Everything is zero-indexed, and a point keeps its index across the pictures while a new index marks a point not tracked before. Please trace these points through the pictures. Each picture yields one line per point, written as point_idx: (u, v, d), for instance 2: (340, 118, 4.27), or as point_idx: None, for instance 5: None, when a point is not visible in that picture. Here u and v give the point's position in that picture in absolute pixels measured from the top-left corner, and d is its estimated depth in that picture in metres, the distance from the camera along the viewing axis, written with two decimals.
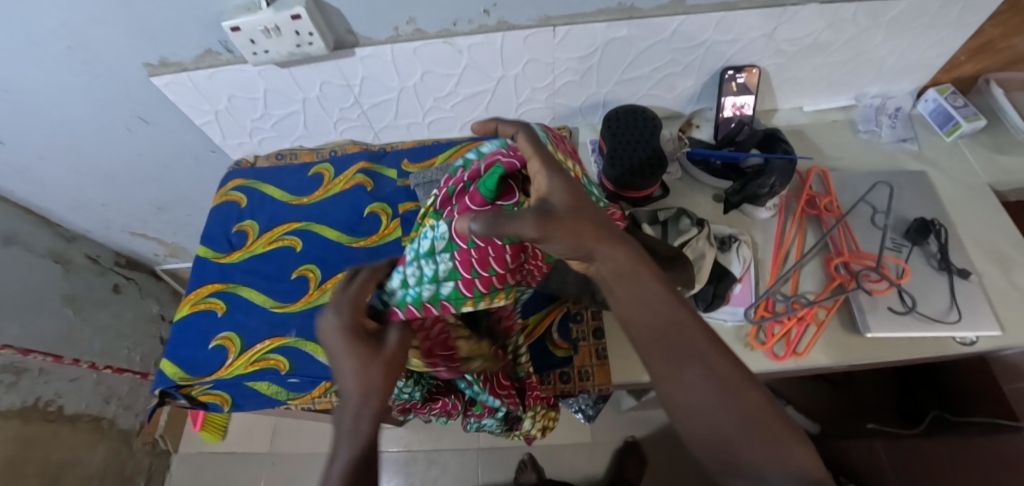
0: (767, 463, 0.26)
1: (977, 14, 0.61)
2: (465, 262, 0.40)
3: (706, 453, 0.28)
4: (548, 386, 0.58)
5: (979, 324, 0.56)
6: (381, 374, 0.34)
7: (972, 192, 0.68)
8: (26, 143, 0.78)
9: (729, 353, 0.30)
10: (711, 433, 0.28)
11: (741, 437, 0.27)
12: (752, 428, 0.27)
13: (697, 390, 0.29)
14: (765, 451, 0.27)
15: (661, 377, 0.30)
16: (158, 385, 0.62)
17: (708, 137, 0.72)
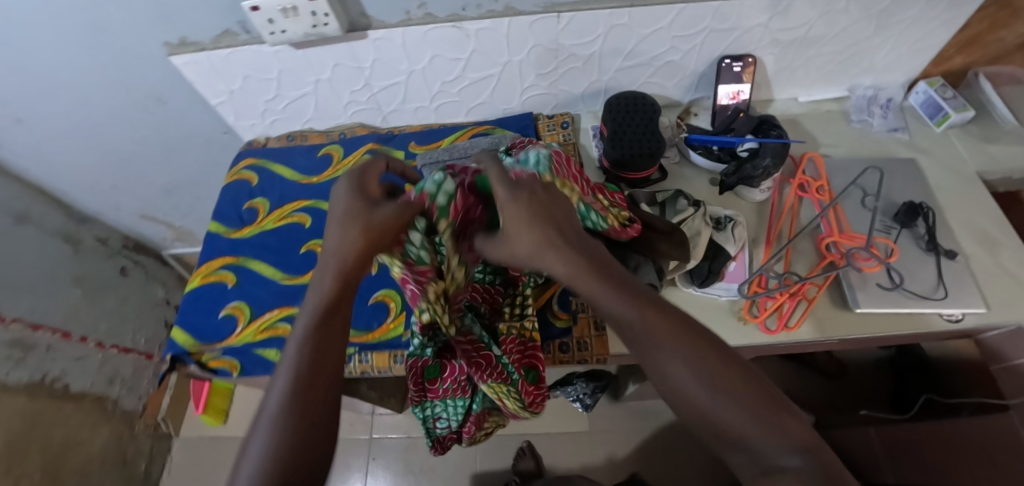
0: (754, 431, 0.28)
1: (964, 7, 0.63)
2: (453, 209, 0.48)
3: (705, 432, 0.30)
4: (548, 355, 0.60)
5: (963, 300, 0.59)
6: (360, 241, 0.39)
7: (961, 179, 0.70)
8: (44, 121, 0.81)
9: (700, 334, 0.32)
10: (695, 408, 0.30)
11: (727, 410, 0.29)
12: (736, 398, 0.29)
13: (678, 372, 0.31)
14: (752, 418, 0.28)
15: (646, 365, 0.33)
16: (169, 350, 0.63)
17: (706, 124, 0.75)
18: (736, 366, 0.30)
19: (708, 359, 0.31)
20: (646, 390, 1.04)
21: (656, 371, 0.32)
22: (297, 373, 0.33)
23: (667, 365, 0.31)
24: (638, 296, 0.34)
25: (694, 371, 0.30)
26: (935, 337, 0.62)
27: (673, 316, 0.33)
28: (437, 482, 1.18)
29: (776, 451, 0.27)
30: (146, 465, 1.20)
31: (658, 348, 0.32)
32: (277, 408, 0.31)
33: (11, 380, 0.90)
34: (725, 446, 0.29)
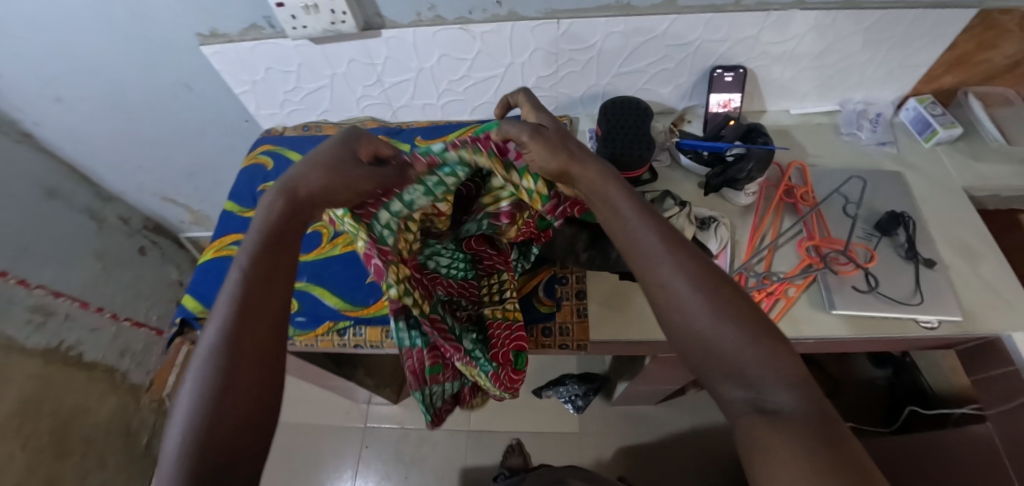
0: (754, 368, 0.32)
1: (948, 27, 0.66)
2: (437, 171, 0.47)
3: (694, 353, 0.34)
4: (531, 338, 0.62)
5: (939, 308, 0.60)
6: (316, 190, 0.43)
7: (945, 192, 0.72)
8: (81, 102, 0.87)
9: (707, 268, 0.36)
10: (690, 332, 0.34)
11: (735, 346, 0.32)
12: (727, 326, 0.33)
13: (682, 298, 0.35)
14: (757, 356, 0.32)
15: (654, 297, 0.37)
16: (180, 314, 0.68)
17: (698, 131, 0.77)
18: (751, 313, 0.34)
19: (717, 296, 0.34)
20: (635, 392, 1.05)
21: (674, 308, 0.35)
22: (239, 297, 0.37)
23: (687, 301, 0.35)
24: (677, 240, 0.38)
25: (711, 311, 0.34)
26: (914, 343, 0.63)
27: (701, 261, 0.36)
28: (426, 473, 1.20)
29: (772, 387, 0.31)
30: (148, 439, 1.24)
31: (683, 286, 0.35)
32: (219, 329, 0.35)
33: (29, 343, 0.96)
34: (712, 366, 0.33)
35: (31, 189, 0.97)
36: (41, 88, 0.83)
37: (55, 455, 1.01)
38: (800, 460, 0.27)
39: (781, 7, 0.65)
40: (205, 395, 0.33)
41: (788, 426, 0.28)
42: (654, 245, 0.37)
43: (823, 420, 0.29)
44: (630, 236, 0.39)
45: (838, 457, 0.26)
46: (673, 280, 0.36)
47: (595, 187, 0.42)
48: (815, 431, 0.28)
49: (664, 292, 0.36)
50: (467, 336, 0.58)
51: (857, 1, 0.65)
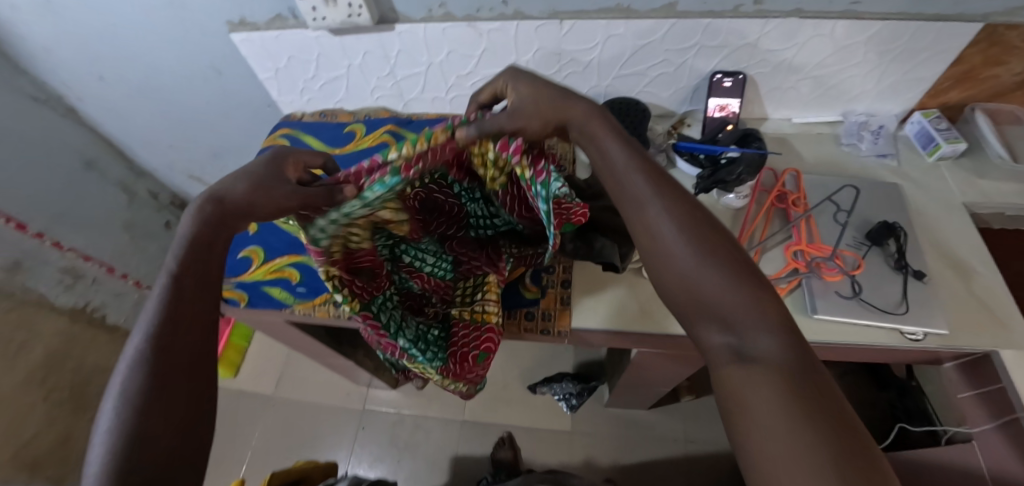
0: (738, 316, 0.34)
1: (952, 41, 0.66)
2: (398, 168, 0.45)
3: (679, 296, 0.37)
4: (514, 321, 0.65)
5: (924, 320, 0.60)
6: (240, 199, 0.48)
7: (942, 207, 0.71)
8: (121, 83, 0.95)
9: (696, 213, 0.39)
10: (677, 275, 0.37)
11: (723, 297, 0.35)
12: (713, 269, 0.36)
13: (672, 241, 0.38)
14: (742, 304, 0.34)
15: (646, 241, 0.40)
16: None
17: (696, 134, 0.80)
18: (741, 265, 0.36)
19: (704, 239, 0.37)
20: (627, 392, 1.06)
21: (666, 259, 0.38)
22: (168, 297, 0.43)
23: (680, 254, 0.37)
24: (674, 194, 0.40)
25: (700, 264, 0.36)
26: (898, 353, 0.63)
27: (695, 214, 0.39)
28: (418, 460, 1.22)
29: (754, 335, 0.33)
30: None
31: (677, 237, 0.38)
32: (143, 333, 0.40)
33: (59, 301, 1.09)
34: (695, 306, 0.36)
35: (72, 160, 1.06)
36: (86, 67, 0.91)
37: (74, 409, 1.13)
38: (774, 401, 0.29)
39: (780, 15, 0.66)
40: (128, 381, 0.38)
41: (767, 371, 0.31)
42: (649, 199, 0.40)
43: (794, 356, 0.32)
44: (626, 190, 0.42)
45: (807, 399, 0.29)
46: (667, 235, 0.38)
47: (586, 129, 0.45)
48: (789, 375, 0.30)
49: (658, 246, 0.39)
50: (405, 333, 0.58)
51: (857, 12, 0.65)
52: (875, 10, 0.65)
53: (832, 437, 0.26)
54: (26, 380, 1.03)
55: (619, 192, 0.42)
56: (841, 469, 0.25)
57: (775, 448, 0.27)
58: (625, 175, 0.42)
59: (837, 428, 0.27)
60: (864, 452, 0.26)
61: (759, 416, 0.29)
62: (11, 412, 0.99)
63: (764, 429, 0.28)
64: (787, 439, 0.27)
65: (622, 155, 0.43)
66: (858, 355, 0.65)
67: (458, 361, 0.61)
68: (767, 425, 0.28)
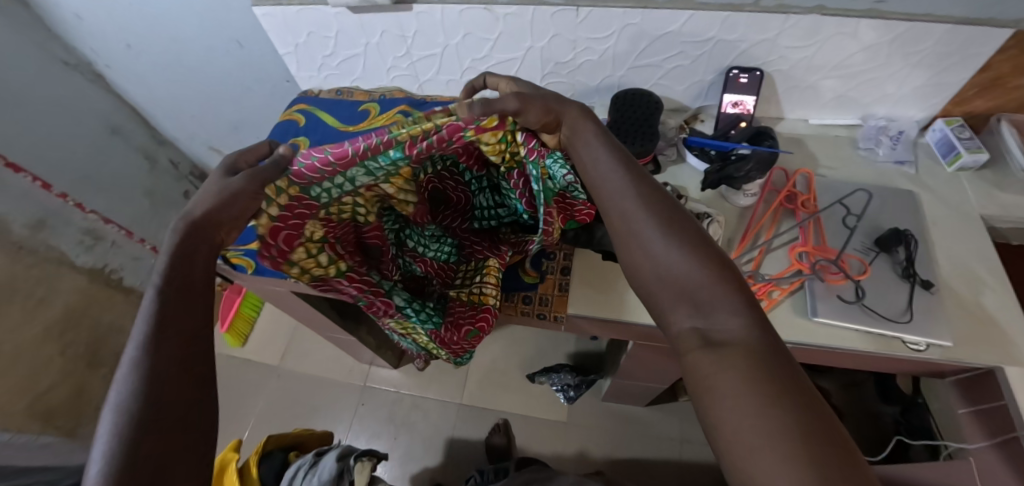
0: (709, 299, 0.34)
1: (981, 47, 0.64)
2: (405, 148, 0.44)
3: (653, 284, 0.37)
4: (511, 304, 0.66)
5: (928, 330, 0.59)
6: (205, 207, 0.42)
7: (958, 218, 0.70)
8: (146, 52, 0.98)
9: (666, 204, 0.40)
10: (651, 264, 0.38)
11: (693, 282, 0.35)
12: (684, 257, 0.36)
13: (645, 230, 0.39)
14: (712, 290, 0.34)
15: (622, 231, 0.40)
16: None
17: (708, 130, 0.79)
18: (710, 249, 0.37)
19: (674, 228, 0.38)
20: (625, 386, 1.06)
21: (640, 246, 0.39)
22: (157, 318, 0.37)
23: (654, 239, 0.38)
24: (648, 186, 0.41)
25: (671, 248, 0.37)
26: (898, 363, 0.62)
27: (665, 203, 0.40)
28: (413, 439, 1.25)
29: (723, 316, 0.33)
30: None
31: (650, 223, 0.39)
32: (139, 345, 0.36)
33: (79, 261, 1.14)
34: (668, 293, 0.36)
35: (98, 125, 1.10)
36: (114, 36, 0.94)
37: (89, 365, 1.18)
38: (740, 385, 0.29)
39: (801, 11, 0.65)
40: (133, 414, 0.33)
41: (738, 352, 0.31)
42: (624, 189, 0.41)
43: (762, 337, 0.32)
44: (604, 179, 0.43)
45: (778, 379, 0.29)
46: (641, 222, 0.39)
47: (575, 125, 0.47)
48: (760, 355, 0.31)
49: (633, 234, 0.39)
50: (400, 296, 0.60)
51: (882, 11, 0.63)
52: (901, 10, 0.62)
53: (802, 414, 0.27)
54: (45, 333, 1.08)
55: (599, 182, 0.43)
56: (812, 444, 0.25)
57: (748, 427, 0.27)
58: (602, 165, 0.43)
59: (806, 406, 0.28)
60: (833, 428, 0.27)
61: (728, 400, 0.29)
62: (29, 363, 1.04)
63: (737, 410, 0.28)
64: (759, 418, 0.27)
65: (602, 149, 0.44)
66: (857, 362, 0.64)
67: (446, 336, 0.64)
68: (739, 406, 0.28)
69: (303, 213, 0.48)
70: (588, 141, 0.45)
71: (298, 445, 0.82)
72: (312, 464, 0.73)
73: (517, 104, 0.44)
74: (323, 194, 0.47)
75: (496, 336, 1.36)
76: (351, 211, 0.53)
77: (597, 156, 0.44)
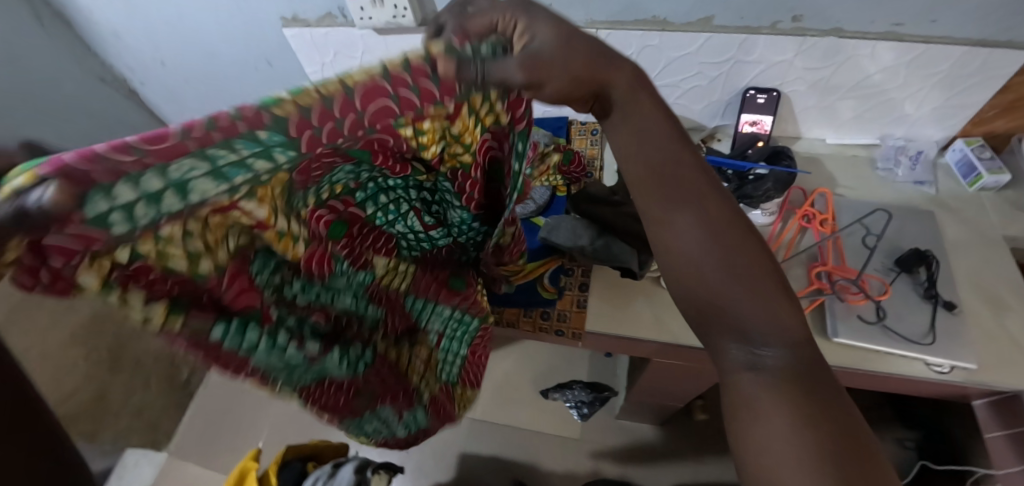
0: (760, 325, 0.32)
1: (1000, 67, 0.65)
2: (301, 125, 0.26)
3: (693, 294, 0.34)
4: (530, 319, 0.67)
5: (953, 353, 0.58)
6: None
7: (980, 239, 0.69)
8: (179, 68, 1.01)
9: (724, 210, 0.34)
10: (695, 274, 0.34)
11: (745, 306, 0.32)
12: (732, 271, 0.33)
13: (693, 238, 0.34)
14: (761, 313, 0.32)
15: (662, 233, 0.35)
16: None
17: (726, 148, 0.80)
18: (766, 267, 0.33)
19: (728, 239, 0.33)
20: (639, 403, 1.05)
21: (683, 255, 0.34)
22: None
23: (709, 258, 0.33)
24: (705, 188, 0.35)
25: (722, 264, 0.33)
26: (922, 386, 0.61)
27: (729, 215, 0.34)
28: (425, 452, 1.25)
29: (768, 343, 0.32)
30: (188, 374, 1.32)
31: (702, 233, 0.33)
32: None
33: None
34: (709, 306, 0.34)
35: None
36: (150, 53, 0.98)
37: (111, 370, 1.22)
38: (783, 418, 0.28)
39: (818, 34, 0.67)
40: None
41: (780, 378, 0.30)
42: (673, 188, 0.35)
43: (803, 366, 0.31)
44: (649, 176, 0.35)
45: (817, 409, 0.28)
46: (691, 234, 0.34)
47: (626, 99, 0.35)
48: (799, 385, 0.30)
49: (677, 241, 0.34)
50: (278, 354, 0.39)
51: (899, 34, 0.65)
52: (919, 32, 0.64)
53: (840, 444, 0.26)
54: None
55: (643, 179, 0.36)
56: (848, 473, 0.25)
57: (778, 449, 0.27)
58: (650, 162, 0.36)
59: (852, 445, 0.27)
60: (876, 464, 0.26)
61: (771, 429, 0.28)
62: None
63: (770, 432, 0.28)
64: (793, 442, 0.27)
65: (667, 134, 0.36)
66: (880, 385, 0.63)
67: (336, 410, 0.51)
68: (774, 429, 0.28)
69: (80, 245, 0.22)
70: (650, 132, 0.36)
71: (315, 456, 0.82)
72: (329, 476, 0.73)
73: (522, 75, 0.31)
74: (129, 216, 0.23)
75: (509, 351, 1.36)
76: (178, 256, 0.28)
77: (650, 145, 0.36)
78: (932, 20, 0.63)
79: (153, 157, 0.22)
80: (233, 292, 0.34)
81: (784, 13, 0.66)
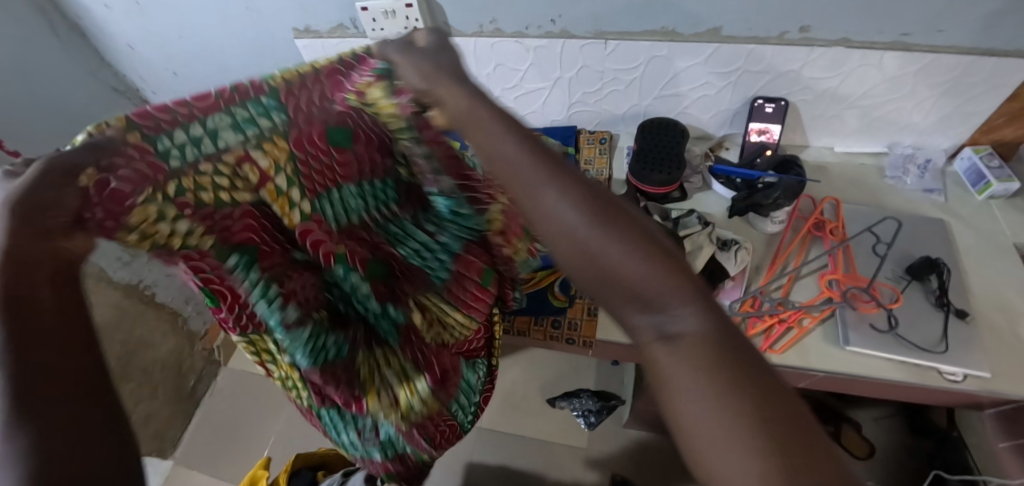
0: (661, 288, 0.25)
1: (1007, 76, 0.65)
2: (286, 92, 0.35)
3: (583, 273, 0.27)
4: (541, 327, 0.68)
5: (966, 361, 0.58)
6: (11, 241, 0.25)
7: (990, 247, 0.69)
8: (191, 79, 1.03)
9: (579, 175, 0.29)
10: (574, 250, 0.27)
11: (637, 272, 0.25)
12: (611, 234, 0.26)
13: (562, 210, 0.27)
14: (661, 276, 0.25)
15: (529, 213, 0.28)
16: None
17: (734, 157, 0.82)
18: (638, 223, 0.27)
19: (599, 204, 0.27)
20: (649, 411, 1.04)
21: (555, 227, 0.27)
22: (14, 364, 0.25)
23: (581, 230, 0.26)
24: (547, 153, 0.29)
25: (596, 228, 0.26)
26: (936, 395, 0.61)
27: (589, 182, 0.29)
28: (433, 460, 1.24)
29: (680, 308, 0.25)
30: (194, 382, 1.33)
31: (564, 201, 0.27)
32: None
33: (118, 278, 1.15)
34: (604, 284, 0.26)
35: None
36: (163, 64, 1.00)
37: None
38: (718, 406, 0.22)
39: (826, 44, 0.68)
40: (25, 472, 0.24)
41: (698, 347, 0.24)
42: (519, 155, 0.29)
43: (722, 319, 0.25)
44: (499, 149, 0.29)
45: (737, 373, 0.22)
46: (561, 211, 0.27)
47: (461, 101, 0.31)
48: (725, 351, 0.23)
49: (546, 216, 0.27)
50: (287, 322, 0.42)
51: (907, 44, 0.66)
52: (926, 42, 0.65)
53: (764, 411, 0.21)
54: None
55: (501, 162, 0.29)
56: (780, 443, 0.20)
57: (728, 448, 0.21)
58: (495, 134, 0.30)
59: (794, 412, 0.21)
60: (807, 423, 0.21)
61: (709, 423, 0.21)
62: None
63: (690, 412, 0.22)
64: (714, 422, 0.21)
65: (493, 113, 0.31)
66: (893, 393, 0.63)
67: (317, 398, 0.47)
68: (690, 410, 0.22)
69: (143, 172, 0.31)
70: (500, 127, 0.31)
71: (325, 465, 0.81)
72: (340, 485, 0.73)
73: (396, 57, 0.34)
74: (181, 154, 0.33)
75: (516, 359, 1.36)
76: (209, 187, 0.36)
77: (496, 128, 0.30)
78: (940, 30, 0.63)
79: (198, 111, 0.33)
80: (238, 219, 0.38)
81: (792, 24, 0.67)
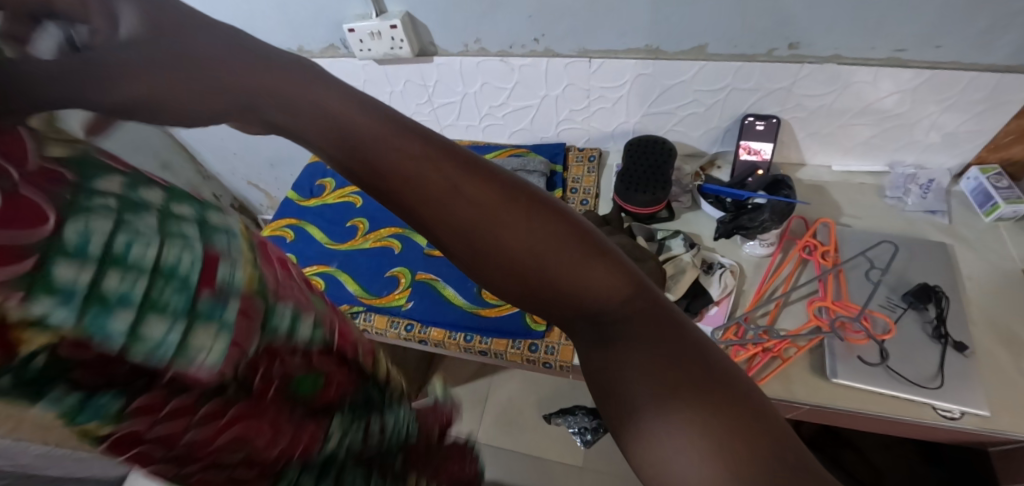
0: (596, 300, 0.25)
1: (1014, 94, 0.62)
2: None
3: (509, 283, 0.25)
4: (518, 351, 0.68)
5: (962, 398, 0.54)
6: None
7: (996, 274, 0.65)
8: None
9: (489, 182, 0.25)
10: (502, 268, 0.25)
11: (570, 282, 0.25)
12: (534, 251, 0.24)
13: (481, 230, 0.24)
14: (589, 287, 0.25)
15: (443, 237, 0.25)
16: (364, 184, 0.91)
17: (726, 176, 0.78)
18: (560, 226, 0.25)
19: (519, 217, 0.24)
20: None
21: (473, 244, 0.24)
22: None
23: (506, 248, 0.24)
24: (447, 164, 0.25)
25: (519, 243, 0.24)
26: (931, 432, 0.57)
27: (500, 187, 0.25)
28: None
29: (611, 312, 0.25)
30: None
31: (477, 221, 0.24)
32: None
33: None
34: (535, 296, 0.25)
35: None
36: None
37: None
38: (656, 406, 0.22)
39: (817, 60, 0.66)
40: None
41: (643, 350, 0.23)
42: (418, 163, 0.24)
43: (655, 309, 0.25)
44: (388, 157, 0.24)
45: (686, 371, 0.23)
46: (482, 234, 0.24)
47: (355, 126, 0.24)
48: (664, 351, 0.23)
49: (460, 238, 0.25)
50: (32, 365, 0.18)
51: (903, 60, 0.63)
52: (923, 58, 0.62)
53: (705, 407, 0.22)
54: None
55: (373, 162, 0.24)
56: (718, 430, 0.21)
57: (668, 443, 0.22)
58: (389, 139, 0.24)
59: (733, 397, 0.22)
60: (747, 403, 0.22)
61: (652, 423, 0.22)
62: None
63: (638, 412, 0.23)
64: (660, 419, 0.22)
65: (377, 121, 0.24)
66: (888, 429, 0.59)
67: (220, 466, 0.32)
68: (632, 405, 0.23)
69: None
70: (330, 117, 0.23)
71: None
72: None
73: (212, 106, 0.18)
74: None
75: (514, 372, 1.34)
76: None
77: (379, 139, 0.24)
78: (936, 46, 0.61)
79: None
80: None
81: (781, 41, 0.65)
